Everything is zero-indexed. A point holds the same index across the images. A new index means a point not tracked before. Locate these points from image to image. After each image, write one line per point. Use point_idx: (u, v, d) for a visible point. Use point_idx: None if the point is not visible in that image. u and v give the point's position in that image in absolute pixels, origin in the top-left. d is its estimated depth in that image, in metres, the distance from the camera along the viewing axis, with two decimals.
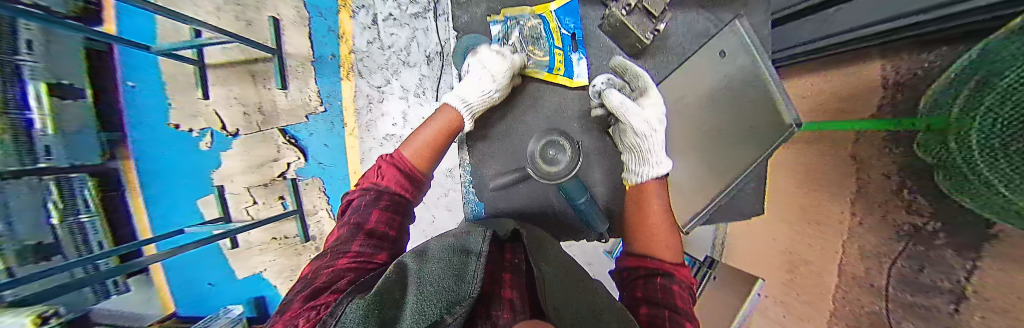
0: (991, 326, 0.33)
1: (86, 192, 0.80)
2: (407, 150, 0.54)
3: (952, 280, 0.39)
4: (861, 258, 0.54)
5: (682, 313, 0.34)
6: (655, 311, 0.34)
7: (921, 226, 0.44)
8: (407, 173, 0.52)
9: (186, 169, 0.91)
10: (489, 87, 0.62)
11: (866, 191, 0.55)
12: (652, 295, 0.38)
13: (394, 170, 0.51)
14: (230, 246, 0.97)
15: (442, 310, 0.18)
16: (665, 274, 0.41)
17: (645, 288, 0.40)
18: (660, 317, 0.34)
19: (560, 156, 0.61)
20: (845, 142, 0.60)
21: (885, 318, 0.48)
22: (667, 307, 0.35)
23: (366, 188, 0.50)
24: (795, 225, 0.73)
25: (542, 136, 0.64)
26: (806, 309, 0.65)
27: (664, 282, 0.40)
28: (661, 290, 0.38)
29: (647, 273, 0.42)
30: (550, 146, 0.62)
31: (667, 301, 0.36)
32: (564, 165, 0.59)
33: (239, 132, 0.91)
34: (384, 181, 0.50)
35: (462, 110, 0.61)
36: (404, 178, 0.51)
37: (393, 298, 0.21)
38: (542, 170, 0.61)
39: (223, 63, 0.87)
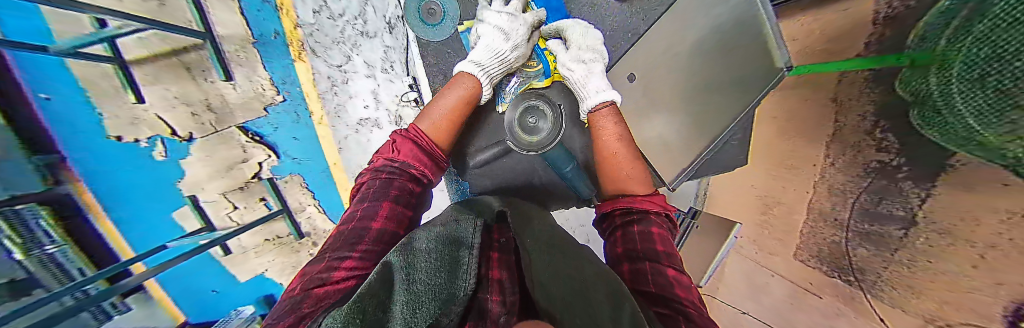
0: (940, 247, 0.36)
1: (42, 223, 0.72)
2: (424, 124, 0.51)
3: (906, 208, 0.43)
4: (829, 195, 0.58)
5: (662, 258, 0.37)
6: (638, 266, 0.37)
7: (886, 163, 0.46)
8: (426, 151, 0.48)
9: (147, 186, 0.83)
10: (506, 47, 0.54)
11: (842, 133, 0.56)
12: (633, 249, 0.40)
13: (410, 145, 0.47)
14: (222, 253, 0.97)
15: (437, 310, 0.18)
16: (639, 220, 0.44)
17: (626, 239, 0.42)
18: (642, 271, 0.36)
19: (542, 123, 0.53)
20: (829, 85, 0.60)
21: (842, 246, 0.53)
22: (648, 259, 0.37)
23: (381, 167, 0.47)
24: (771, 171, 0.76)
25: (519, 101, 0.55)
26: (777, 244, 0.72)
27: (640, 230, 0.42)
28: (640, 239, 0.41)
29: (625, 223, 0.45)
30: (530, 113, 0.54)
31: (647, 251, 0.38)
32: (546, 132, 0.52)
33: (194, 136, 0.83)
34: (401, 156, 0.46)
35: (479, 76, 0.54)
36: (422, 153, 0.47)
37: (380, 301, 0.19)
38: (522, 141, 0.54)
39: (148, 57, 0.73)
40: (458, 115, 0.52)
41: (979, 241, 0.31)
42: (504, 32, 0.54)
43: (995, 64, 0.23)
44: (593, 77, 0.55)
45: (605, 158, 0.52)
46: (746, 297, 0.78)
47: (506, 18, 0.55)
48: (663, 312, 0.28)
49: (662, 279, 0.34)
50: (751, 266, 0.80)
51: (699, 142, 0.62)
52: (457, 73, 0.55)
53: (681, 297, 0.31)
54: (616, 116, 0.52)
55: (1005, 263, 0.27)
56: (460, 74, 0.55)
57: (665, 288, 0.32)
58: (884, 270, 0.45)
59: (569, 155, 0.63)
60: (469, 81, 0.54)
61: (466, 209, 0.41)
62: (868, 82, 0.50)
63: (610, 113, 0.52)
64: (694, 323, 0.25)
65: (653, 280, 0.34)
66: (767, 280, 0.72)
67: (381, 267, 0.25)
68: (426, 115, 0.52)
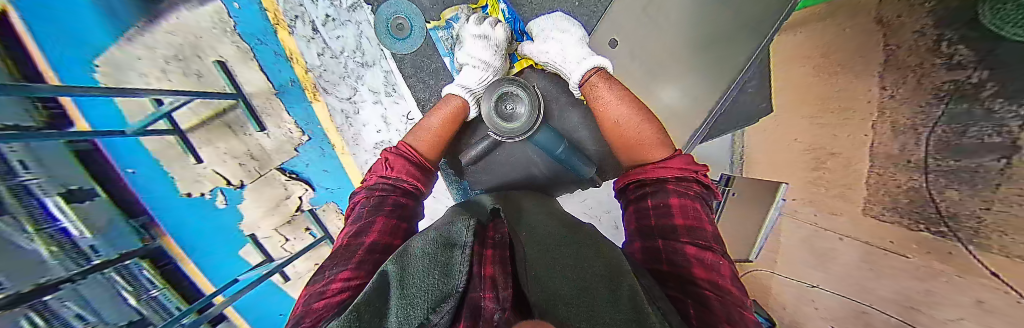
0: None
1: (146, 272, 0.88)
2: (412, 140, 0.56)
3: (1004, 133, 0.32)
4: (894, 134, 0.47)
5: (680, 233, 0.34)
6: (651, 244, 0.36)
7: (961, 82, 0.38)
8: (415, 164, 0.53)
9: (215, 229, 0.97)
10: (484, 72, 0.62)
11: (897, 58, 0.48)
12: (647, 225, 0.38)
13: (402, 161, 0.51)
14: (283, 279, 1.11)
15: (427, 311, 0.18)
16: (655, 193, 0.41)
17: (638, 215, 0.40)
18: (655, 249, 0.35)
19: (519, 109, 0.57)
20: (869, 6, 0.54)
21: (925, 192, 0.43)
22: (660, 236, 0.35)
23: (375, 185, 0.49)
24: (816, 118, 0.65)
25: (494, 88, 0.58)
26: (837, 202, 0.60)
27: (654, 204, 0.39)
28: (655, 214, 0.38)
29: (638, 198, 0.42)
30: (506, 99, 0.57)
31: (663, 228, 0.36)
32: (524, 119, 0.57)
33: (245, 183, 0.96)
34: (394, 172, 0.50)
35: (466, 97, 0.60)
36: (413, 167, 0.52)
37: (374, 309, 0.21)
38: (501, 128, 0.57)
39: (198, 124, 0.86)
40: (450, 130, 0.59)
41: None
42: (483, 59, 0.62)
43: None
44: (571, 50, 0.58)
45: (615, 141, 0.52)
46: (810, 267, 0.66)
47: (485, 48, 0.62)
48: (674, 296, 0.27)
49: (677, 258, 0.32)
50: (810, 231, 0.68)
51: (707, 97, 0.59)
52: (446, 94, 0.62)
53: (700, 278, 0.29)
54: (605, 77, 0.53)
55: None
56: (450, 96, 0.61)
57: (679, 268, 0.31)
58: (985, 213, 0.35)
59: (560, 137, 0.64)
60: (457, 101, 0.60)
61: (464, 211, 0.41)
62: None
63: (599, 75, 0.54)
64: (710, 309, 0.24)
65: (667, 260, 0.32)
66: (833, 245, 0.60)
67: (379, 277, 0.26)
68: (418, 132, 0.57)
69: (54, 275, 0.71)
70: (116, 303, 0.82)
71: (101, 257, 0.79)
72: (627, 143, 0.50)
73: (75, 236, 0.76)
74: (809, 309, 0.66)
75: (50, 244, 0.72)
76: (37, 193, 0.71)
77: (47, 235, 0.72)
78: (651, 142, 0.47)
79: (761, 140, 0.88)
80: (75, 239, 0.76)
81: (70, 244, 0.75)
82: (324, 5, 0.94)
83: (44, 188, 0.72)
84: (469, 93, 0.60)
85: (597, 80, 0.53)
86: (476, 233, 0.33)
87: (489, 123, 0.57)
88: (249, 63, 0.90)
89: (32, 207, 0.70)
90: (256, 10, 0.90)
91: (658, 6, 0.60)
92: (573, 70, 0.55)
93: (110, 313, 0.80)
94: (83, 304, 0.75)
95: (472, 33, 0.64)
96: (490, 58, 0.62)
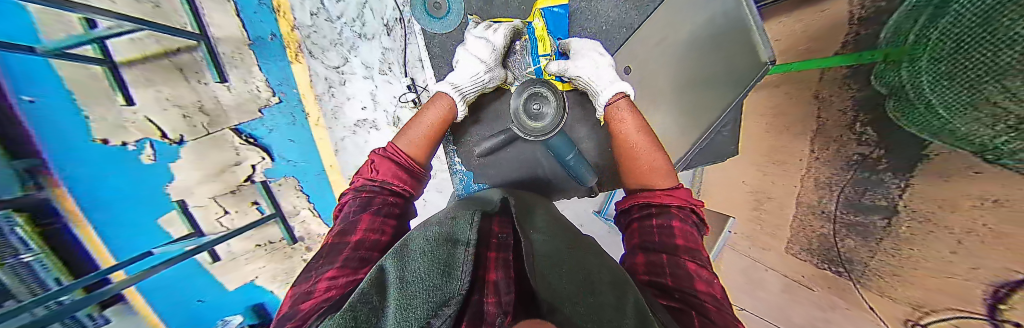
0: (935, 240, 0.34)
1: (20, 231, 0.65)
2: (402, 143, 0.53)
3: (887, 199, 0.44)
4: (815, 188, 0.59)
5: (680, 252, 0.37)
6: (655, 258, 0.37)
7: (867, 156, 0.48)
8: (403, 167, 0.49)
9: (134, 191, 0.80)
10: (480, 69, 0.58)
11: (827, 127, 0.58)
12: (649, 240, 0.40)
13: (389, 163, 0.48)
14: (211, 260, 0.94)
15: (428, 311, 0.17)
16: (660, 214, 0.44)
17: (643, 232, 0.43)
18: (659, 263, 0.36)
19: (547, 108, 0.52)
20: (811, 80, 0.63)
21: (831, 238, 0.54)
22: (664, 252, 0.37)
23: (361, 186, 0.47)
24: (761, 166, 0.77)
25: (524, 87, 0.53)
26: (770, 239, 0.71)
27: (659, 223, 0.42)
28: (658, 233, 0.41)
29: (643, 217, 0.45)
30: (535, 99, 0.53)
31: (666, 244, 0.39)
32: (551, 118, 0.52)
33: (185, 139, 0.82)
34: (380, 175, 0.47)
35: (454, 96, 0.57)
36: (400, 170, 0.48)
37: (372, 307, 0.19)
38: (527, 127, 0.53)
39: (144, 58, 0.71)
40: (440, 130, 0.56)
41: (959, 226, 0.31)
42: (480, 56, 0.58)
43: (975, 58, 0.25)
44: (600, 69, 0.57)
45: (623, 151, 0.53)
46: (743, 292, 0.78)
47: (489, 33, 0.61)
48: (675, 306, 0.27)
49: (681, 271, 0.34)
50: (746, 261, 0.79)
51: (693, 129, 0.64)
52: (436, 92, 0.58)
53: (700, 290, 0.30)
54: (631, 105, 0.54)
55: (982, 249, 0.29)
56: (439, 94, 0.58)
57: (682, 280, 0.32)
58: (869, 260, 0.45)
59: (571, 144, 0.65)
60: (446, 102, 0.57)
61: (467, 205, 0.41)
62: (847, 79, 0.54)
63: (626, 102, 0.54)
64: (710, 319, 0.25)
65: (670, 272, 0.34)
66: (762, 274, 0.72)
67: (375, 271, 0.25)
68: (407, 134, 0.54)
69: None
70: None
71: None
72: (632, 170, 0.52)
73: None
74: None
75: None
76: None
77: None
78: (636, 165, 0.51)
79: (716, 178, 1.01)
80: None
81: None
82: None
83: None
84: (457, 91, 0.57)
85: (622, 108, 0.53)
86: (478, 231, 0.33)
87: (513, 119, 0.54)
88: (224, 5, 0.79)
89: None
90: None
91: (666, 43, 0.67)
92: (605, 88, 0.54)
93: None
94: None
95: (475, 34, 0.62)
96: (487, 56, 0.58)
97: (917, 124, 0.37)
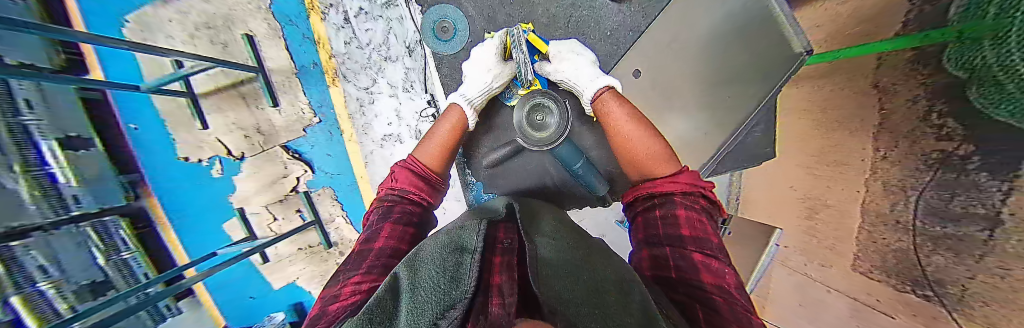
0: None
1: (124, 233, 0.86)
2: (418, 154, 0.56)
3: (987, 205, 0.34)
4: (885, 194, 0.50)
5: (686, 243, 0.35)
6: (658, 251, 0.36)
7: (950, 153, 0.40)
8: (421, 176, 0.52)
9: (203, 200, 0.95)
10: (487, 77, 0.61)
11: (891, 121, 0.50)
12: (653, 234, 0.38)
13: (407, 173, 0.51)
14: (262, 260, 1.08)
15: (436, 312, 0.17)
16: (662, 204, 0.41)
17: (646, 224, 0.41)
18: (663, 256, 0.35)
19: (551, 119, 0.52)
20: (867, 70, 0.55)
21: (914, 255, 0.44)
22: (668, 244, 0.36)
23: (384, 196, 0.51)
24: (814, 169, 0.67)
25: (527, 98, 0.53)
26: (830, 253, 0.61)
27: (663, 214, 0.40)
28: (662, 224, 0.38)
29: (646, 209, 0.43)
30: (538, 110, 0.52)
31: (670, 237, 0.36)
32: (556, 127, 0.51)
33: (246, 155, 0.95)
34: (399, 184, 0.50)
35: (465, 107, 0.60)
36: (417, 178, 0.51)
37: (386, 310, 0.20)
38: (531, 137, 0.53)
39: (212, 90, 0.88)
40: (452, 140, 0.58)
41: None
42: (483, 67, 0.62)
43: None
44: (583, 69, 0.59)
45: (625, 160, 0.51)
46: (799, 316, 0.67)
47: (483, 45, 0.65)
48: (680, 300, 0.28)
49: (684, 263, 0.32)
50: (801, 279, 0.69)
51: (729, 120, 0.61)
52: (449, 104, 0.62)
53: (707, 283, 0.29)
54: (618, 96, 0.55)
55: None
56: (451, 106, 0.61)
57: (688, 274, 0.31)
58: (970, 282, 0.36)
59: (579, 152, 0.64)
60: (458, 112, 0.60)
61: (472, 215, 0.42)
62: (914, 64, 0.47)
63: (613, 95, 0.56)
64: (718, 313, 0.24)
65: (675, 266, 0.33)
66: (823, 296, 0.61)
67: (391, 280, 0.26)
68: (424, 144, 0.57)
69: (28, 221, 0.71)
70: (86, 262, 0.79)
71: (81, 208, 0.79)
72: (642, 177, 0.48)
73: (61, 183, 0.76)
74: None
75: (32, 186, 0.72)
76: (35, 134, 0.72)
77: (33, 178, 0.72)
78: (655, 171, 0.48)
79: (759, 183, 0.91)
80: (59, 186, 0.76)
81: (53, 190, 0.75)
82: None
83: (43, 131, 0.73)
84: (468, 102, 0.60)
85: (609, 99, 0.55)
86: (484, 238, 0.33)
87: (518, 131, 0.54)
88: (276, 41, 0.92)
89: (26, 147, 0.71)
90: None
91: (680, 44, 0.65)
92: (587, 88, 0.57)
93: (73, 269, 0.77)
94: (51, 256, 0.74)
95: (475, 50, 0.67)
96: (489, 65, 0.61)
97: (1012, 109, 0.30)
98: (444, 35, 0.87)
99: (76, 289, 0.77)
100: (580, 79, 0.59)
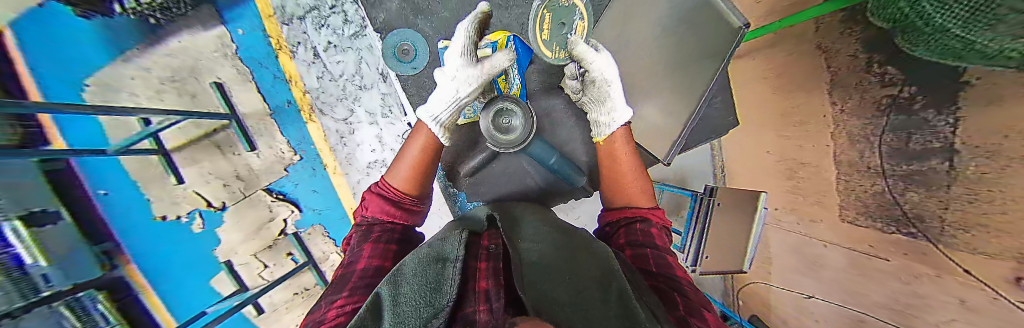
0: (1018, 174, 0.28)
1: (100, 306, 0.79)
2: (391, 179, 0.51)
3: (940, 139, 0.38)
4: (851, 144, 0.52)
5: (663, 249, 0.37)
6: (640, 250, 0.37)
7: (897, 96, 0.44)
8: (392, 202, 0.48)
9: (186, 257, 0.91)
10: (456, 85, 0.49)
11: (839, 76, 0.54)
12: (636, 239, 0.39)
13: (377, 200, 0.48)
14: (256, 312, 1.01)
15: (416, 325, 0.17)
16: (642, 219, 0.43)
17: (627, 232, 0.41)
18: (644, 255, 0.36)
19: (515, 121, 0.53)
20: (808, 35, 0.60)
21: (888, 195, 0.47)
22: (649, 246, 0.37)
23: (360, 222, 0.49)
24: (784, 131, 0.70)
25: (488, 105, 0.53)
26: (817, 208, 0.63)
27: (643, 227, 0.41)
28: (642, 234, 0.40)
29: (628, 222, 0.43)
30: (502, 114, 0.53)
31: (650, 243, 0.38)
32: (520, 130, 0.52)
33: (227, 205, 0.92)
34: (370, 212, 0.47)
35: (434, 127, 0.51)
36: (388, 205, 0.47)
37: None
38: (498, 141, 0.53)
39: (186, 143, 0.84)
40: (426, 159, 0.51)
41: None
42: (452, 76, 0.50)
43: None
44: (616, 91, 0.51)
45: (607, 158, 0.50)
46: (801, 275, 0.67)
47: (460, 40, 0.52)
48: (658, 287, 0.29)
49: (662, 261, 0.35)
50: (795, 238, 0.70)
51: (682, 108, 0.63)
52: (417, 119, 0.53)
53: (681, 277, 0.32)
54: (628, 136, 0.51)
55: None
56: (421, 125, 0.53)
57: (665, 269, 0.33)
58: (944, 213, 0.38)
59: (553, 148, 0.65)
60: (425, 136, 0.52)
61: (456, 226, 0.41)
62: (845, 23, 0.52)
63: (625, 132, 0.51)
64: (688, 296, 0.28)
65: (655, 263, 0.34)
66: (819, 252, 0.62)
67: (371, 301, 0.25)
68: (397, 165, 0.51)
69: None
70: None
71: (52, 287, 0.70)
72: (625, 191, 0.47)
73: (27, 263, 0.67)
74: (808, 322, 0.65)
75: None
76: None
77: None
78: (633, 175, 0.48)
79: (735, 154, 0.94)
80: (26, 266, 0.67)
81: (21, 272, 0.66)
82: (326, 32, 0.94)
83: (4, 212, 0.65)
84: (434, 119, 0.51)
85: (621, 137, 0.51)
86: (466, 248, 0.33)
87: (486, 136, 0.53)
88: (247, 84, 0.91)
89: None
90: (260, 35, 0.91)
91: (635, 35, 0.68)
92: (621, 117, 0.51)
93: None
94: None
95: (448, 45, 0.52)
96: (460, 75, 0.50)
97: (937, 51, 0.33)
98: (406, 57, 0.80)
99: None
100: (616, 96, 0.51)
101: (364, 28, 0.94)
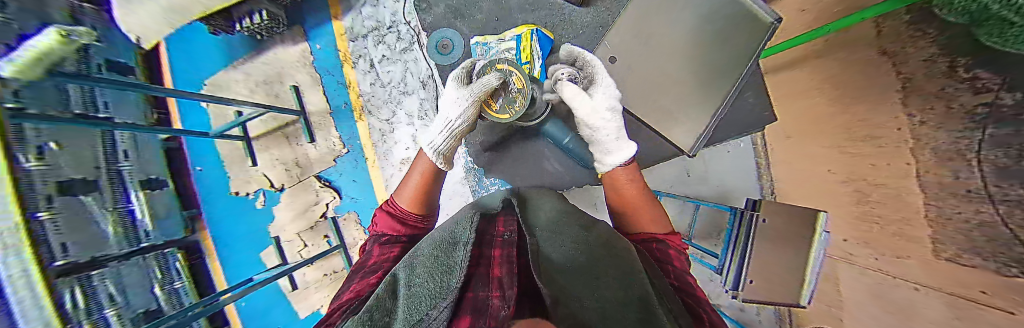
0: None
1: (177, 263, 0.94)
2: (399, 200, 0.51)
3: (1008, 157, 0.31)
4: (933, 162, 0.44)
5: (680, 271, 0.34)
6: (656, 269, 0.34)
7: (990, 103, 0.35)
8: (399, 219, 0.48)
9: (243, 229, 1.05)
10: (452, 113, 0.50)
11: (916, 83, 0.46)
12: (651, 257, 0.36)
13: (386, 220, 0.48)
14: (290, 287, 1.11)
15: (427, 307, 0.17)
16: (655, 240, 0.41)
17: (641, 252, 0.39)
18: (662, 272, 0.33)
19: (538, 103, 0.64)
20: (870, 40, 0.55)
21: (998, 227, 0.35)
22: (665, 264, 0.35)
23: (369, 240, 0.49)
24: (848, 145, 0.62)
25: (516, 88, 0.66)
26: (901, 242, 0.50)
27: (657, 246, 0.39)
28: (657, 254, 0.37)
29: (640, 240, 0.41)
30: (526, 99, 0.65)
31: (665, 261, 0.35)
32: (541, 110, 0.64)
33: (285, 187, 1.06)
34: (378, 228, 0.48)
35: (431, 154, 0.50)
36: (394, 222, 0.48)
37: (384, 309, 0.21)
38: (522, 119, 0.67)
39: (264, 132, 1.02)
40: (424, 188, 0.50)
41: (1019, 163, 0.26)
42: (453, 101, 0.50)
43: None
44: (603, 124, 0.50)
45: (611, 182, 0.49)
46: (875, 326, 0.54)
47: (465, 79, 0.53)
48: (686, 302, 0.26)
49: (683, 281, 0.31)
50: (867, 278, 0.57)
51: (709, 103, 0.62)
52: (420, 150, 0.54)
53: (705, 301, 0.29)
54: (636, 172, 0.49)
55: None
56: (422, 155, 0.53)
57: (687, 289, 0.30)
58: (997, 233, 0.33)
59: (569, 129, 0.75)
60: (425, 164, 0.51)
61: (473, 209, 0.42)
62: (916, 25, 0.46)
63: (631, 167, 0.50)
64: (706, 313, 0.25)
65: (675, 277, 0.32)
66: (900, 298, 0.49)
67: (388, 281, 0.27)
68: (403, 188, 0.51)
69: (107, 251, 0.77)
70: (144, 293, 0.83)
71: (148, 240, 0.87)
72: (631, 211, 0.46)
73: (137, 217, 0.85)
74: None
75: (117, 221, 0.81)
76: (125, 178, 0.84)
77: (118, 213, 0.81)
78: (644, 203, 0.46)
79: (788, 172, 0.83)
80: (137, 220, 0.85)
81: (131, 224, 0.84)
82: (382, 47, 1.07)
83: (131, 175, 0.86)
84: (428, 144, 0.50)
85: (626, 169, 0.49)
86: (478, 233, 0.33)
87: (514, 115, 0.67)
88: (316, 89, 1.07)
89: (116, 187, 0.82)
90: (332, 51, 1.07)
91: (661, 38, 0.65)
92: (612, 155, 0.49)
93: (136, 299, 0.81)
94: (117, 281, 0.77)
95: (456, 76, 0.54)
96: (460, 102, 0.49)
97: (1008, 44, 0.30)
98: (445, 50, 0.83)
99: (134, 316, 0.79)
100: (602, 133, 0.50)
101: (412, 45, 1.06)
